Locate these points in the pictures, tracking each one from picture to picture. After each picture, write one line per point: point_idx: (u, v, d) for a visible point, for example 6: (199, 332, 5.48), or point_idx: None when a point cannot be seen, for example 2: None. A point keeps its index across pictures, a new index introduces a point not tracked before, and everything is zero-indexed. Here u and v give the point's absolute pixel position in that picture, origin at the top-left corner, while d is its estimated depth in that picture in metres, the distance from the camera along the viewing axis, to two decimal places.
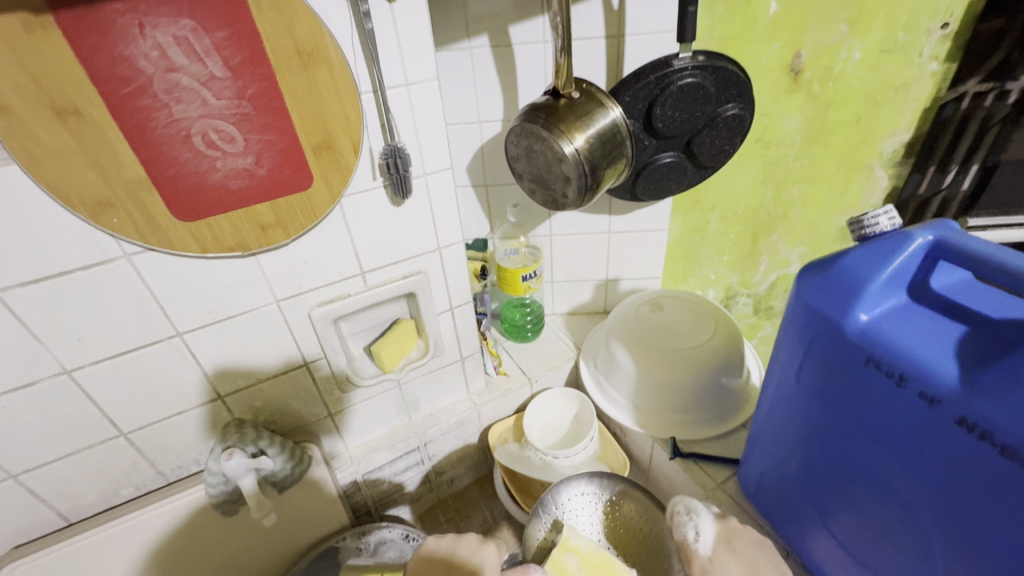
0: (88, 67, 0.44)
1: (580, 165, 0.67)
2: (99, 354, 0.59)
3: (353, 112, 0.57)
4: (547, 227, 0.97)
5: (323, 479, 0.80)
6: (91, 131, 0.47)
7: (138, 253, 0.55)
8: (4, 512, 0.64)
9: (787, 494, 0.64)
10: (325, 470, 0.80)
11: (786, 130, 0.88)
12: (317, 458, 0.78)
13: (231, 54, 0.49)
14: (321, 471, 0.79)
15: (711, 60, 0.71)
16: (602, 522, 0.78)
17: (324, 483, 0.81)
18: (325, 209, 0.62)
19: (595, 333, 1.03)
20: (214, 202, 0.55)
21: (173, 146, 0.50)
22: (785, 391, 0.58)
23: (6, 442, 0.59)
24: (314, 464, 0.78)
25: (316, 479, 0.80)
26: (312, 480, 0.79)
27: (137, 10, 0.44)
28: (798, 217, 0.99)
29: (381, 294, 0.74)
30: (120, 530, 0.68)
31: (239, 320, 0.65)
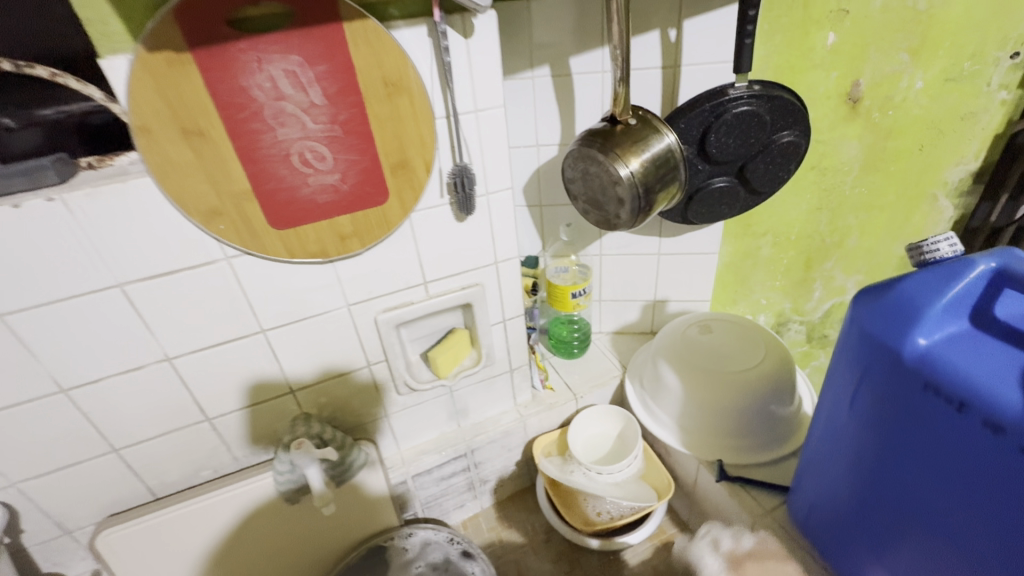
0: (214, 96, 0.52)
1: (635, 187, 0.70)
2: (196, 344, 0.66)
3: (427, 135, 0.63)
4: (597, 246, 1.00)
5: (358, 486, 0.84)
6: (209, 150, 0.55)
7: (237, 256, 0.63)
8: (103, 483, 0.71)
9: (839, 524, 0.62)
10: (361, 476, 0.84)
11: (844, 158, 0.88)
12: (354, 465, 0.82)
13: (329, 84, 0.55)
14: (354, 479, 0.83)
15: (767, 90, 0.74)
16: None
17: (359, 490, 0.84)
18: (397, 222, 0.67)
19: (642, 353, 1.04)
20: (303, 213, 0.62)
21: (274, 163, 0.57)
22: (838, 415, 0.58)
23: (115, 418, 0.67)
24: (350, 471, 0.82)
25: (351, 485, 0.83)
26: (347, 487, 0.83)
27: (257, 48, 0.51)
28: (855, 244, 0.98)
29: (440, 303, 0.79)
30: (198, 506, 0.75)
31: (314, 321, 0.72)
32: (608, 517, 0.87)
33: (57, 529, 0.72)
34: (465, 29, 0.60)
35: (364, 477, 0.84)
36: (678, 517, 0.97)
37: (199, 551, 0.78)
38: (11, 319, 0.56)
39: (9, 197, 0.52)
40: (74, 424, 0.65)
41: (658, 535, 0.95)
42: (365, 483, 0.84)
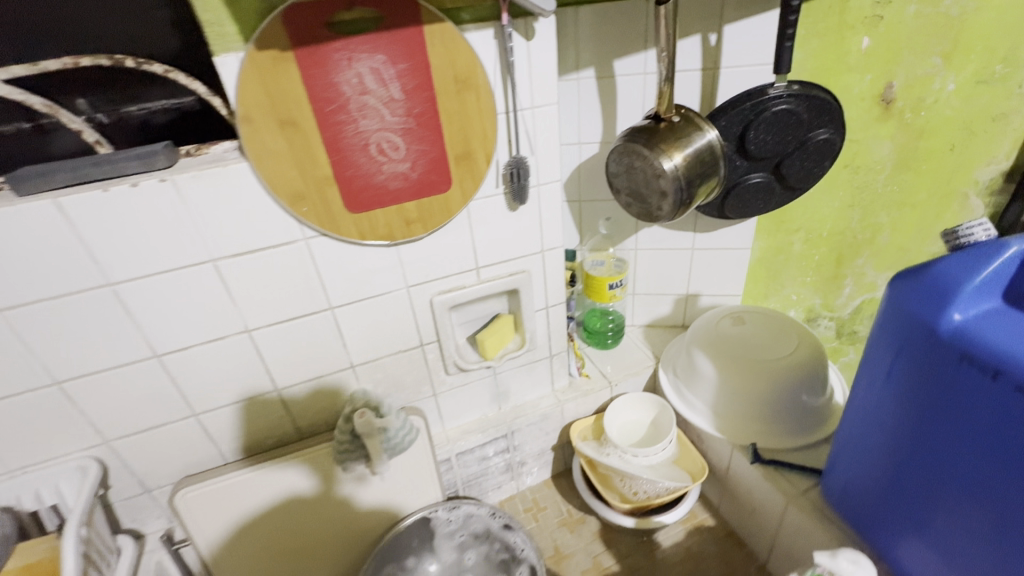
0: (309, 90, 0.58)
1: (678, 180, 0.75)
2: (271, 318, 0.73)
3: (490, 128, 0.69)
4: (633, 240, 1.04)
5: (347, 499, 0.87)
6: (300, 139, 0.61)
7: (314, 237, 0.69)
8: (181, 445, 0.77)
9: (876, 498, 0.66)
10: (351, 489, 0.86)
11: (876, 157, 0.91)
12: (343, 478, 0.85)
13: (407, 81, 0.62)
14: (344, 492, 0.86)
15: (806, 89, 0.79)
16: None
17: (349, 502, 0.87)
18: (457, 209, 0.73)
19: (674, 345, 1.08)
20: (376, 199, 0.68)
21: (355, 152, 0.63)
22: (875, 392, 0.62)
23: (197, 384, 0.73)
24: (337, 484, 0.85)
25: (342, 497, 0.86)
26: (337, 500, 0.86)
27: (349, 47, 0.58)
28: (886, 241, 1.01)
29: (490, 288, 0.84)
30: (263, 472, 0.81)
31: (376, 300, 0.78)
32: (644, 496, 0.90)
33: (138, 486, 0.78)
34: (527, 31, 0.65)
35: (355, 490, 0.87)
36: (709, 503, 1.01)
37: (261, 515, 0.83)
38: (120, 287, 0.63)
39: (126, 178, 0.59)
40: (162, 388, 0.72)
41: (690, 519, 0.99)
42: (355, 495, 0.87)
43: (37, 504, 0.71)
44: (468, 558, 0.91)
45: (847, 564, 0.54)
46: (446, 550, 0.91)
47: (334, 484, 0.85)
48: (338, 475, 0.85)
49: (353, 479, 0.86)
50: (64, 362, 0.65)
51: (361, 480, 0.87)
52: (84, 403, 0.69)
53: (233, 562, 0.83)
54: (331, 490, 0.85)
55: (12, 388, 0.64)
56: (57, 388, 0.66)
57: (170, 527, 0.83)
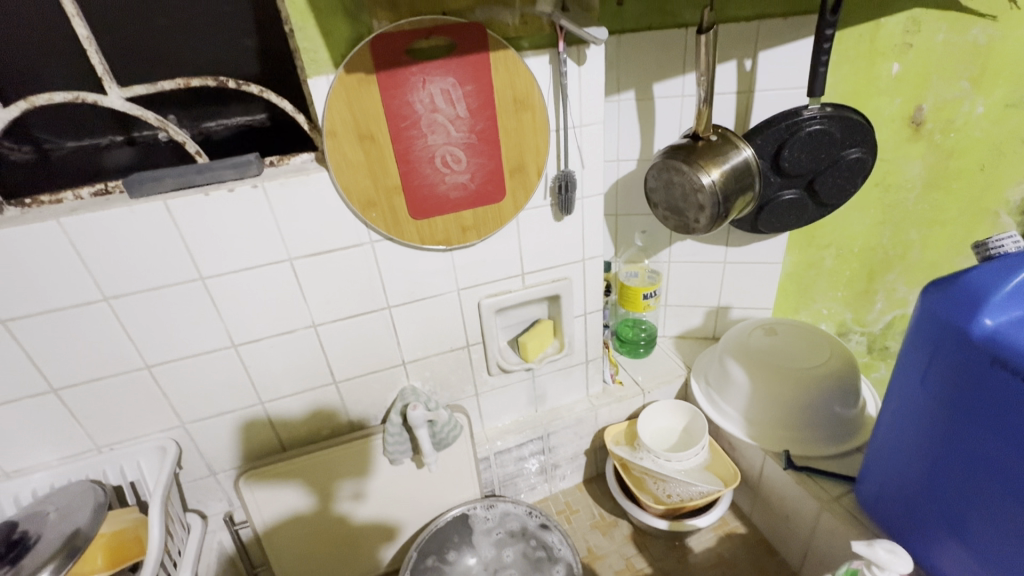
0: (387, 108, 0.66)
1: (715, 195, 0.80)
2: (335, 314, 0.79)
3: (542, 144, 0.75)
4: (667, 253, 1.08)
5: (343, 517, 0.91)
6: (376, 151, 0.68)
7: (380, 241, 0.75)
8: (245, 432, 0.84)
9: (911, 501, 0.68)
10: (347, 507, 0.91)
11: (906, 175, 0.95)
12: (339, 497, 0.89)
13: (472, 101, 0.68)
14: (340, 510, 0.90)
15: (838, 111, 0.84)
16: None
17: (346, 520, 0.91)
18: (509, 218, 0.79)
19: (705, 355, 1.11)
20: (437, 207, 0.74)
21: (422, 164, 0.70)
22: (910, 396, 0.64)
23: (266, 374, 0.80)
24: (333, 502, 0.89)
25: (337, 517, 0.91)
26: (334, 519, 0.90)
27: (424, 71, 0.65)
28: (918, 258, 1.03)
29: (534, 293, 0.89)
30: (317, 461, 0.86)
31: (429, 301, 0.83)
32: (677, 499, 0.93)
33: (206, 469, 0.84)
34: (579, 57, 0.72)
35: (351, 507, 0.91)
36: (740, 511, 1.02)
37: (314, 502, 0.88)
38: (210, 281, 0.70)
39: (223, 184, 0.67)
40: (235, 376, 0.78)
41: (721, 527, 1.00)
42: (350, 514, 0.91)
43: (120, 479, 0.78)
44: (507, 555, 0.94)
45: (885, 553, 0.59)
46: (486, 546, 0.95)
47: (329, 503, 0.89)
48: (335, 494, 0.89)
49: (347, 499, 0.90)
50: (155, 349, 0.72)
51: (358, 498, 0.91)
52: (168, 387, 0.76)
53: (283, 546, 0.89)
54: (326, 509, 0.89)
55: (110, 370, 0.72)
56: (147, 371, 0.74)
57: (230, 510, 0.89)
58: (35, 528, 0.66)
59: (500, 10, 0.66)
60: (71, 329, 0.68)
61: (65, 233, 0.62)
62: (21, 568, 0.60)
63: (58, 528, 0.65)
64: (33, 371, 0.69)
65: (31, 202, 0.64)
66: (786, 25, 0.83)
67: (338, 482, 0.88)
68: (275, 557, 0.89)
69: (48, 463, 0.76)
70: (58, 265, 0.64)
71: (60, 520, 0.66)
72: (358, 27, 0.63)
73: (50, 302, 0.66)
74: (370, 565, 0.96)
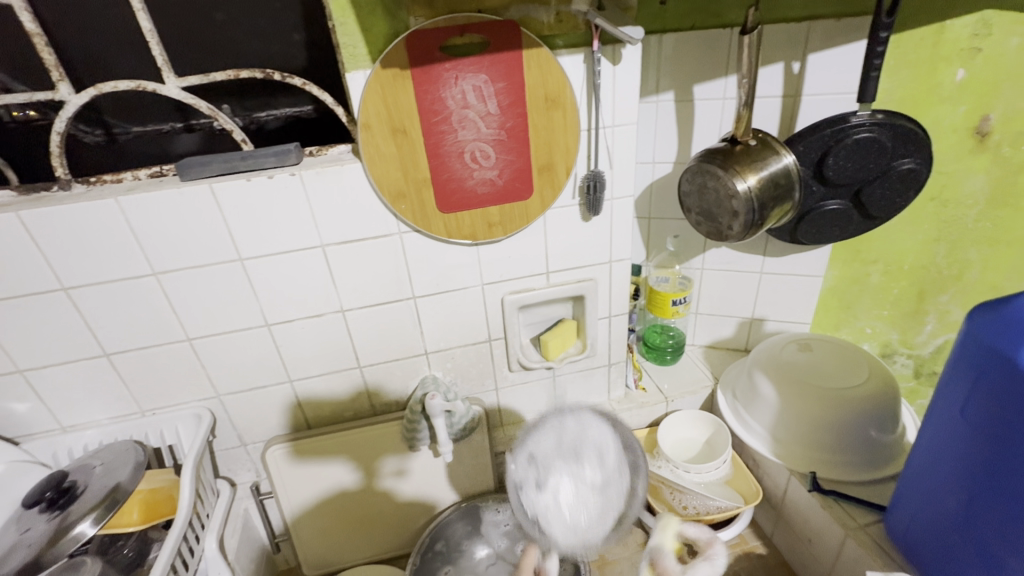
0: (419, 103, 0.67)
1: (751, 201, 0.77)
2: (363, 301, 0.82)
3: (572, 143, 0.75)
4: (700, 260, 1.05)
5: (388, 491, 0.95)
6: (407, 145, 0.70)
7: (408, 232, 0.77)
8: (273, 407, 0.88)
9: (943, 536, 0.63)
10: (391, 483, 0.94)
11: (968, 190, 0.88)
12: (382, 473, 0.93)
13: (503, 98, 0.69)
14: (385, 485, 0.94)
15: (890, 118, 0.79)
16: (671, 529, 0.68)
17: (389, 494, 0.95)
18: (536, 216, 0.79)
19: (734, 367, 1.08)
20: (464, 202, 0.75)
21: (452, 158, 0.72)
22: (948, 426, 0.60)
23: (296, 354, 0.84)
24: (377, 478, 0.93)
25: (383, 490, 0.94)
26: (378, 492, 0.94)
27: (457, 68, 0.66)
28: (977, 279, 0.96)
29: (558, 292, 0.89)
30: (342, 441, 0.90)
31: (453, 294, 0.85)
32: (694, 511, 0.90)
33: (237, 440, 0.89)
34: (614, 57, 0.71)
35: (394, 483, 0.94)
36: (761, 531, 0.99)
37: (358, 477, 0.93)
38: (248, 262, 0.75)
39: (265, 171, 0.70)
40: (268, 353, 0.82)
41: (740, 544, 0.97)
42: (396, 488, 0.95)
43: (160, 442, 0.85)
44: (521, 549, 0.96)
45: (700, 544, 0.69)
46: (499, 538, 0.97)
47: (375, 478, 0.93)
48: (379, 470, 0.93)
49: (393, 474, 0.94)
50: (196, 323, 0.77)
51: (401, 474, 0.94)
52: (206, 359, 0.81)
53: (307, 517, 0.93)
54: (373, 484, 0.94)
55: (154, 339, 0.77)
56: (187, 343, 0.79)
57: (257, 480, 0.95)
58: (83, 478, 0.72)
59: (535, 8, 0.66)
60: (123, 299, 0.73)
61: (122, 209, 0.68)
62: (69, 513, 0.66)
63: (101, 481, 0.71)
64: (89, 336, 0.75)
65: (96, 180, 0.71)
66: (840, 27, 0.79)
67: (383, 458, 0.92)
68: (297, 529, 0.93)
69: (98, 421, 0.82)
70: (115, 238, 0.69)
71: (105, 473, 0.72)
72: (397, 24, 0.65)
73: (105, 274, 0.71)
74: (399, 544, 0.99)
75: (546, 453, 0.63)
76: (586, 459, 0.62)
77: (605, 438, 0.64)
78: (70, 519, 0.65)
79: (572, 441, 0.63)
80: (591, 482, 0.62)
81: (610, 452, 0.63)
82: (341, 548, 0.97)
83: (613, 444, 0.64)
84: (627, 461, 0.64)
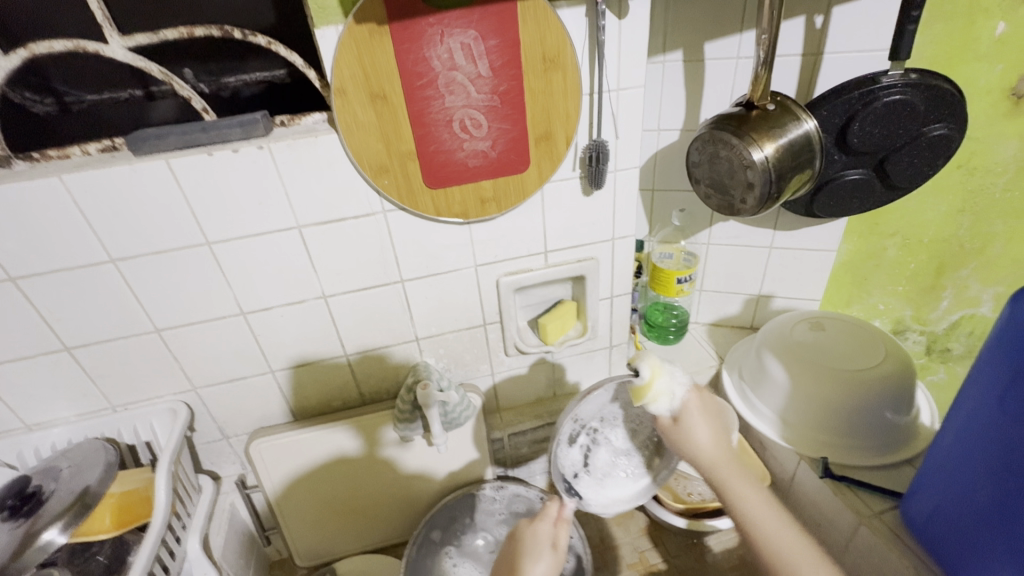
0: (400, 64, 0.59)
1: (768, 172, 0.70)
2: (346, 286, 0.75)
3: (573, 109, 0.67)
4: (706, 234, 0.99)
5: (381, 480, 0.90)
6: (389, 113, 0.62)
7: (393, 210, 0.71)
8: (256, 398, 0.83)
9: (966, 529, 0.60)
10: (392, 452, 0.88)
11: (998, 157, 0.83)
12: (383, 442, 0.87)
13: (496, 58, 0.61)
14: (386, 454, 0.88)
15: (924, 78, 0.72)
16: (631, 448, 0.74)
17: (382, 484, 0.91)
18: (532, 190, 0.72)
19: (740, 347, 1.03)
20: (454, 175, 0.68)
21: (438, 127, 0.64)
22: (981, 417, 0.55)
23: (274, 342, 0.78)
24: (378, 447, 0.87)
25: (383, 459, 0.89)
26: (377, 462, 0.88)
27: (442, 23, 0.58)
28: (999, 253, 0.91)
29: (557, 273, 0.82)
30: (328, 435, 0.85)
31: (444, 277, 0.79)
32: (698, 498, 0.92)
33: (218, 433, 0.85)
34: (621, 10, 0.63)
35: (396, 453, 0.89)
36: None
37: (349, 468, 0.88)
38: (217, 246, 0.68)
39: (229, 144, 0.63)
40: (246, 343, 0.77)
41: None
42: (397, 458, 0.89)
43: (134, 438, 0.80)
44: None
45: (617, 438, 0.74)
46: (498, 526, 0.95)
47: (375, 447, 0.87)
48: (380, 440, 0.87)
49: (393, 443, 0.88)
50: (164, 312, 0.71)
51: (401, 444, 0.88)
52: (178, 351, 0.75)
53: (294, 508, 0.89)
54: (371, 453, 0.88)
55: (119, 332, 0.71)
56: (157, 334, 0.73)
57: (243, 473, 0.91)
58: (49, 483, 0.67)
59: None
60: (79, 289, 0.67)
61: (68, 190, 0.60)
62: (36, 519, 0.61)
63: (69, 485, 0.66)
64: (45, 330, 0.69)
65: (39, 156, 0.62)
66: None
67: (382, 428, 0.86)
68: (286, 521, 0.90)
69: (66, 418, 0.77)
70: (62, 222, 0.62)
71: (72, 477, 0.67)
72: None
73: (57, 262, 0.64)
74: (392, 531, 0.96)
75: (591, 415, 0.71)
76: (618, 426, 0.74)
77: (644, 420, 0.73)
78: (37, 526, 0.60)
79: (618, 411, 0.73)
80: (620, 446, 0.74)
81: (644, 427, 0.74)
82: (335, 538, 0.94)
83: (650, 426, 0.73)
84: (656, 439, 0.74)
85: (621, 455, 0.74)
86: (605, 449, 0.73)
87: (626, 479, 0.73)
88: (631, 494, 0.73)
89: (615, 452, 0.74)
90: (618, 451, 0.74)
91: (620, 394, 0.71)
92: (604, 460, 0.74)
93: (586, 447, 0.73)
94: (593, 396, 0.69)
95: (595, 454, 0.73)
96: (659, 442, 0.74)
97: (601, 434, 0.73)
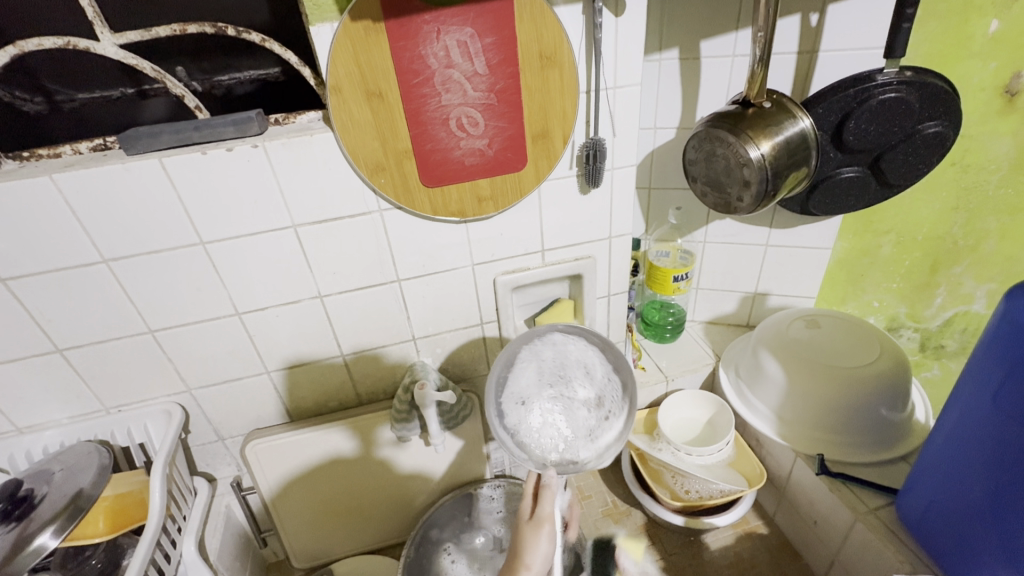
0: (396, 62, 0.59)
1: (763, 169, 0.70)
2: (343, 286, 0.75)
3: (570, 107, 0.67)
4: (702, 233, 0.99)
5: (378, 480, 0.90)
6: (385, 111, 0.61)
7: (389, 209, 0.70)
8: (253, 398, 0.82)
9: (961, 525, 0.61)
10: (388, 453, 0.88)
11: (991, 155, 0.83)
12: (379, 442, 0.87)
13: (492, 56, 0.61)
14: (382, 454, 0.88)
15: (919, 76, 0.73)
16: (588, 382, 0.63)
17: (379, 485, 0.90)
18: (529, 189, 0.72)
19: (737, 345, 1.03)
20: (450, 174, 0.68)
21: (435, 126, 0.64)
22: (976, 413, 0.56)
23: (270, 343, 0.77)
24: (374, 448, 0.87)
25: (379, 460, 0.88)
26: (374, 462, 0.88)
27: (438, 20, 0.58)
28: (992, 249, 0.92)
29: (555, 272, 0.82)
30: (324, 435, 0.84)
31: (441, 276, 0.78)
32: (696, 495, 0.89)
33: (214, 434, 0.84)
34: (618, 7, 0.63)
35: (392, 453, 0.88)
36: (763, 510, 0.96)
37: (345, 468, 0.88)
38: (212, 246, 0.67)
39: (223, 143, 0.62)
40: (241, 343, 0.76)
41: (741, 525, 0.95)
42: (394, 458, 0.89)
43: (128, 441, 0.79)
44: None
45: (567, 385, 0.63)
46: (496, 524, 0.93)
47: (371, 448, 0.87)
48: (376, 440, 0.86)
49: (390, 443, 0.87)
50: (158, 313, 0.70)
51: (397, 445, 0.88)
52: (172, 352, 0.74)
53: (291, 510, 0.89)
54: (368, 453, 0.87)
55: (112, 334, 0.70)
56: (150, 335, 0.72)
57: (238, 475, 0.90)
58: (42, 486, 0.66)
59: None
60: (71, 290, 0.66)
61: (59, 189, 0.60)
62: (28, 523, 0.61)
63: (62, 488, 0.65)
64: (37, 332, 0.68)
65: (29, 155, 0.62)
66: None
67: (378, 428, 0.85)
68: (282, 522, 0.89)
69: (58, 421, 0.76)
70: (53, 222, 0.61)
71: (65, 480, 0.66)
72: None
73: (48, 262, 0.63)
74: (390, 532, 0.96)
75: (534, 389, 0.63)
76: (562, 378, 0.63)
77: (587, 354, 0.64)
78: (29, 530, 0.60)
79: (554, 364, 0.64)
80: (581, 393, 0.63)
81: (594, 362, 0.64)
82: (332, 539, 0.93)
83: (597, 358, 0.64)
84: (612, 366, 0.64)
85: (585, 402, 0.63)
86: (566, 407, 0.62)
87: (609, 424, 0.63)
88: (626, 435, 0.62)
89: (581, 404, 0.62)
90: (584, 400, 0.63)
91: (544, 349, 0.64)
92: (568, 417, 0.62)
93: (549, 416, 0.62)
94: (518, 371, 0.64)
95: (561, 419, 0.62)
96: (615, 364, 0.64)
97: (549, 395, 0.63)
